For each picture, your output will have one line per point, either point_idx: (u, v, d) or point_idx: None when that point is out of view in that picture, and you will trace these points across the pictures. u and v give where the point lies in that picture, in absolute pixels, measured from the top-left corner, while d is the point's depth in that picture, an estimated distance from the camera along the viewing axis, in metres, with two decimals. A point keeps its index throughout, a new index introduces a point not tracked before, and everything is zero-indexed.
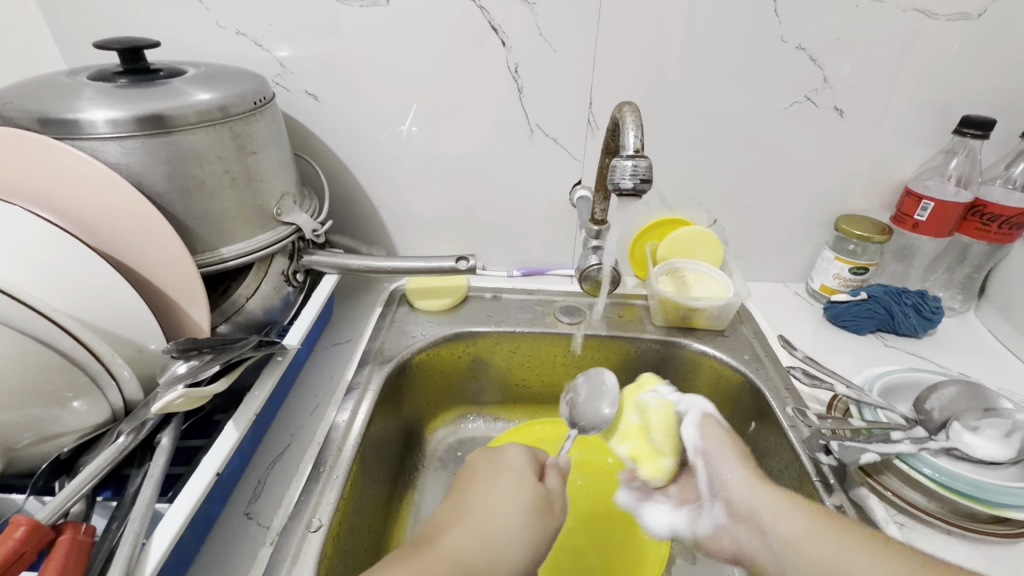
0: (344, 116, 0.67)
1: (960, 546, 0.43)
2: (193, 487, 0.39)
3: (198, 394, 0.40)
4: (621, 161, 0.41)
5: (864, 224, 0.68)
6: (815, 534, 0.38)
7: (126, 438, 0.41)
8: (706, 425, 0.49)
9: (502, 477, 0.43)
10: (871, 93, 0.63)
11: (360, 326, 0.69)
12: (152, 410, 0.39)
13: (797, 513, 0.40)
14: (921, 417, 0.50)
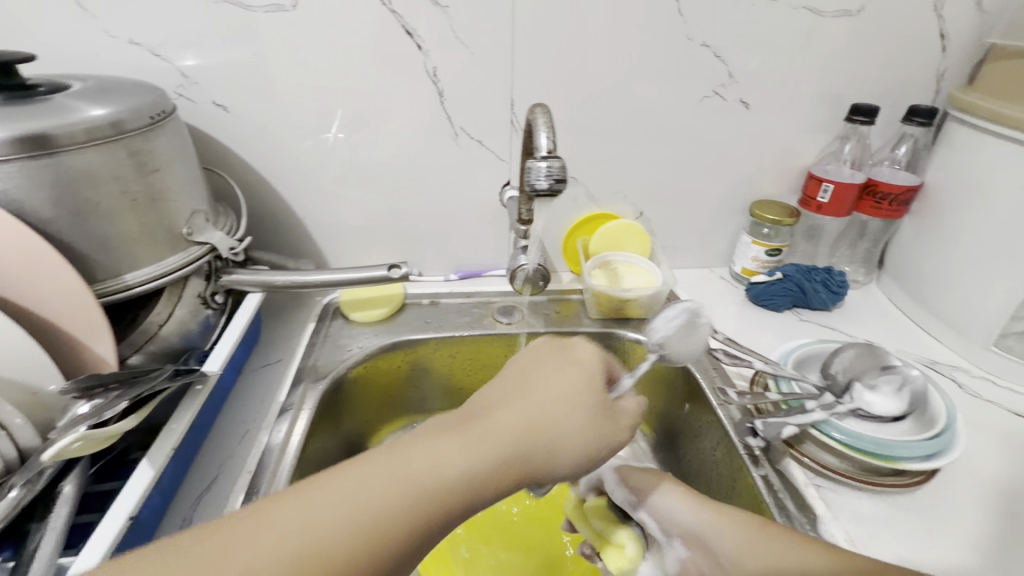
0: (258, 127, 0.65)
1: (871, 500, 0.47)
2: (102, 535, 0.37)
3: (100, 436, 0.38)
4: (535, 162, 0.42)
5: (774, 209, 0.73)
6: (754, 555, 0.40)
7: (20, 493, 0.37)
8: (629, 476, 0.48)
9: (568, 371, 0.39)
10: (772, 85, 0.68)
11: (291, 344, 0.66)
12: (44, 459, 0.37)
13: (735, 529, 0.41)
14: (828, 381, 0.54)
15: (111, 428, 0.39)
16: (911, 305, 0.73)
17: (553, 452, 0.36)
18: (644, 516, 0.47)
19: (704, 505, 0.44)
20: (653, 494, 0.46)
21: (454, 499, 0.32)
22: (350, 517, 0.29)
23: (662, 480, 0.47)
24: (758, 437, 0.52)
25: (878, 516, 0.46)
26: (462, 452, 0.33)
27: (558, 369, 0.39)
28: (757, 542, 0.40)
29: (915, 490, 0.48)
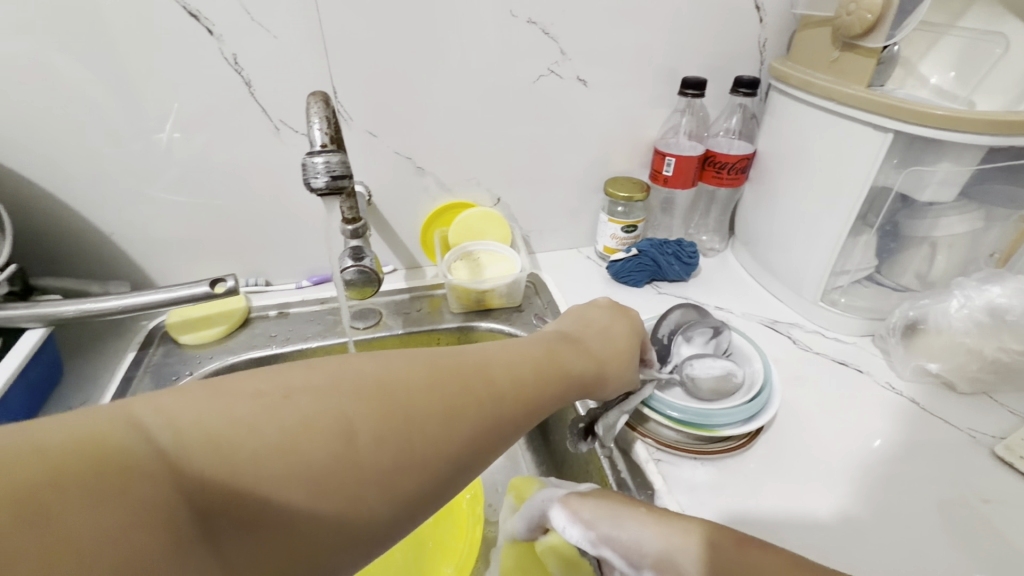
0: (23, 133, 0.55)
1: (704, 469, 0.48)
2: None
3: None
4: (310, 158, 0.37)
5: (626, 184, 0.74)
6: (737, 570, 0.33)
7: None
8: (575, 503, 0.41)
9: (624, 321, 0.50)
10: (606, 61, 0.67)
11: (106, 379, 0.58)
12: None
13: (706, 556, 0.34)
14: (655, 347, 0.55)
15: None
16: (756, 268, 0.77)
17: (520, 390, 0.37)
18: (603, 552, 0.39)
19: (674, 525, 0.36)
20: (620, 524, 0.38)
21: (426, 411, 0.32)
22: (326, 404, 0.29)
23: (611, 497, 0.41)
24: (589, 440, 0.51)
25: (708, 483, 0.47)
26: (437, 367, 0.34)
27: (609, 322, 0.49)
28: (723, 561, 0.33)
29: (742, 453, 0.50)
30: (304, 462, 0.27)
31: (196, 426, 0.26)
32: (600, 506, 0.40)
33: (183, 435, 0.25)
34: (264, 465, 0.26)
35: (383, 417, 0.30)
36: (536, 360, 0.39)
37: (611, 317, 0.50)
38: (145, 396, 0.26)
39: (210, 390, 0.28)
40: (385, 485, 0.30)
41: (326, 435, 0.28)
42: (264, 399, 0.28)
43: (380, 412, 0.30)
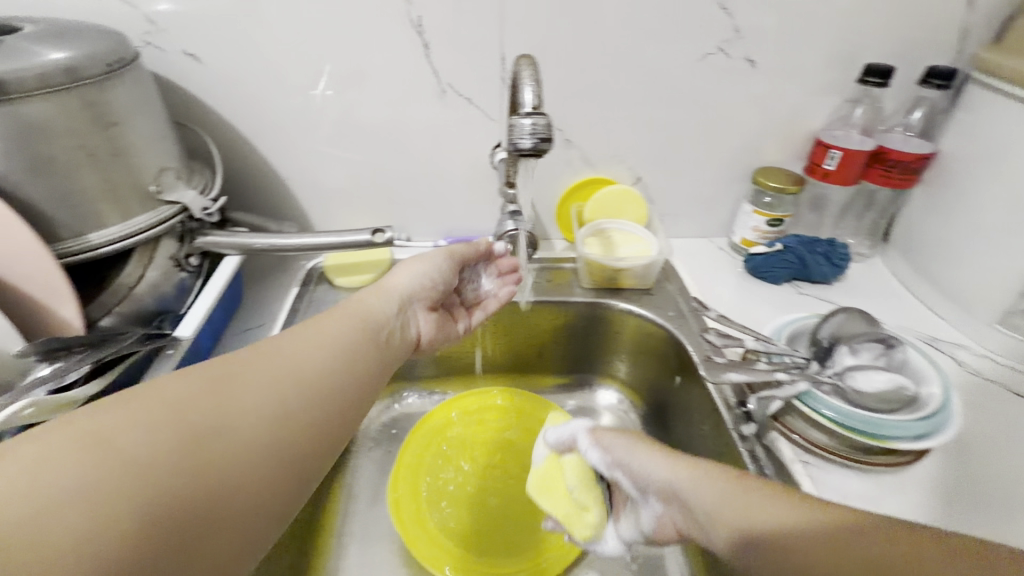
0: (232, 81, 0.61)
1: (858, 478, 0.46)
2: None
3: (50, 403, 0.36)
4: (519, 119, 0.38)
5: (778, 175, 0.70)
6: (730, 498, 0.35)
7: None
8: (598, 437, 0.47)
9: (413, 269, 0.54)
10: (781, 42, 0.63)
11: (275, 309, 0.65)
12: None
13: (710, 483, 0.36)
14: (813, 348, 0.53)
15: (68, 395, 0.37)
16: (915, 279, 0.70)
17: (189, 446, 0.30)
18: (617, 474, 0.44)
19: (684, 461, 0.39)
20: (634, 454, 0.43)
21: (208, 430, 0.32)
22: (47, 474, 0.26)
23: (631, 431, 0.45)
24: (751, 422, 0.49)
25: (863, 494, 0.45)
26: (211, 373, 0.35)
27: (408, 272, 0.53)
28: (726, 490, 0.35)
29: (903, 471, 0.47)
30: (143, 472, 0.28)
31: (34, 466, 0.26)
32: (614, 434, 0.46)
33: (76, 478, 0.26)
34: (125, 474, 0.27)
35: (169, 426, 0.31)
36: (342, 343, 0.43)
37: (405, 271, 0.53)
38: (1, 454, 0.26)
39: (61, 432, 0.28)
40: (289, 444, 0.35)
41: (111, 453, 0.28)
42: (161, 417, 0.31)
43: (180, 446, 0.30)
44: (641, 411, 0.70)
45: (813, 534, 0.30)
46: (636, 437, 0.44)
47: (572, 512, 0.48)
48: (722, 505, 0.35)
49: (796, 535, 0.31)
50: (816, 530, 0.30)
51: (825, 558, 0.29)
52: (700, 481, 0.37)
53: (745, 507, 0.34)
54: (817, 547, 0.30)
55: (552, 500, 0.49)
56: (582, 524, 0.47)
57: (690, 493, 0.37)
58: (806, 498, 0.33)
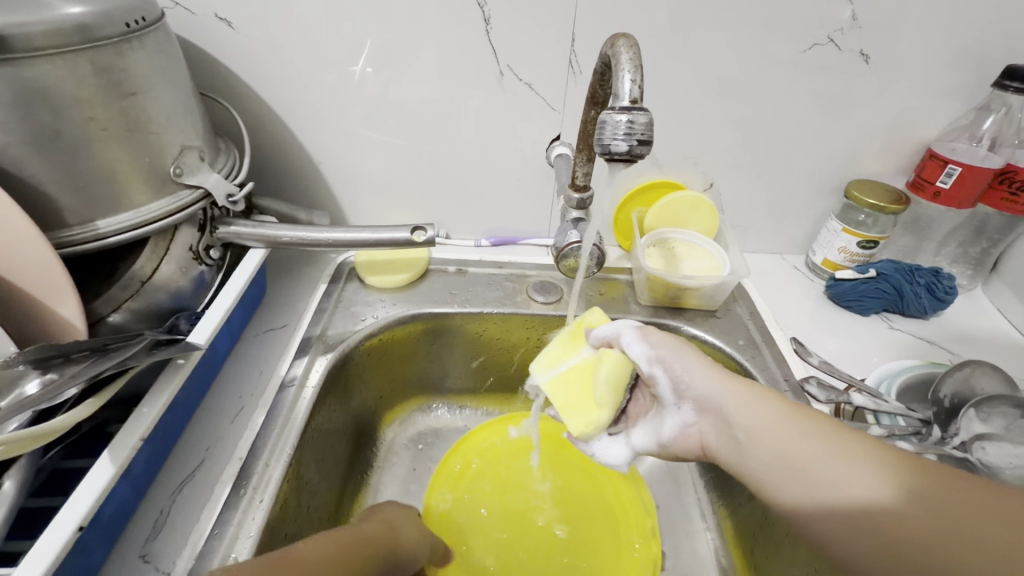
0: (267, 50, 0.54)
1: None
2: (51, 537, 0.30)
3: (31, 435, 0.29)
4: (613, 115, 0.31)
5: (877, 190, 0.60)
6: (779, 425, 0.38)
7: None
8: (647, 335, 0.44)
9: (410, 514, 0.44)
10: (902, 34, 0.54)
11: (300, 307, 0.59)
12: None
13: (765, 405, 0.39)
14: (931, 409, 0.44)
15: (53, 421, 0.30)
16: None
17: None
18: (654, 370, 0.43)
19: (734, 379, 0.41)
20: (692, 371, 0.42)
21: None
22: None
23: (682, 342, 0.44)
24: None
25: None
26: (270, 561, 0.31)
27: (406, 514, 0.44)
28: (787, 422, 0.37)
29: None
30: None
31: None
32: (668, 339, 0.44)
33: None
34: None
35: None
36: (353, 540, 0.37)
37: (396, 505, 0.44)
38: None
39: None
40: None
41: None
42: None
43: None
44: None
45: (861, 462, 0.34)
46: (672, 338, 0.44)
47: (583, 400, 0.43)
48: (781, 434, 0.37)
49: (849, 464, 0.34)
50: (861, 453, 0.34)
51: (867, 484, 0.33)
52: (751, 400, 0.39)
53: (808, 440, 0.36)
54: (854, 466, 0.34)
55: (565, 388, 0.44)
56: (583, 418, 0.42)
57: (745, 415, 0.39)
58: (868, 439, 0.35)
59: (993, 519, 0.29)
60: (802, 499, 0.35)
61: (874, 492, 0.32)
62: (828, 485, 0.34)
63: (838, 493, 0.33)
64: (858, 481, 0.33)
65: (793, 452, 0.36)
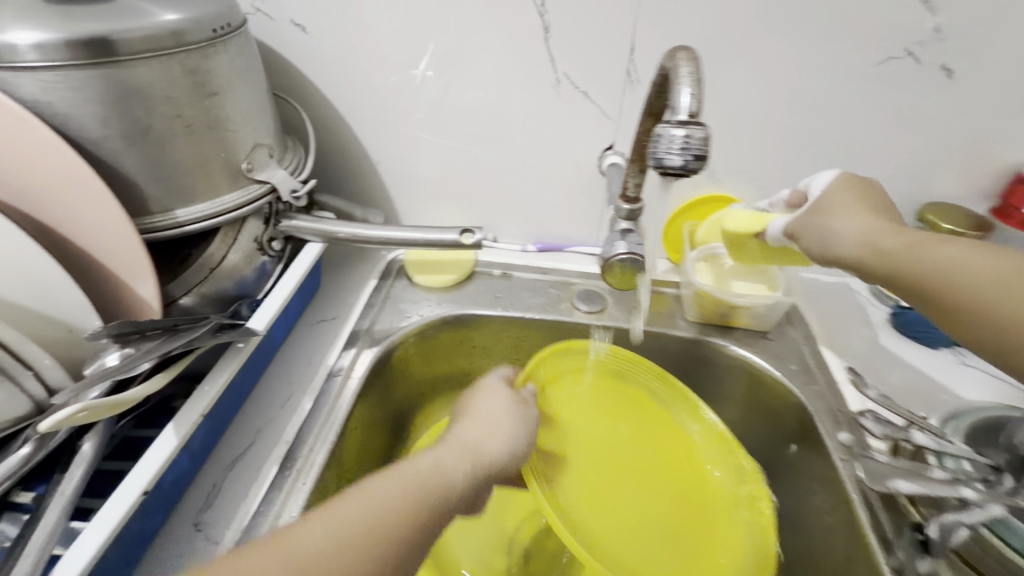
0: (336, 55, 0.57)
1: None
2: (118, 500, 0.33)
3: (107, 406, 0.31)
4: (668, 128, 0.31)
5: (953, 215, 0.56)
6: (920, 245, 0.38)
7: (31, 451, 0.32)
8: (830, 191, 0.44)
9: (510, 423, 0.41)
10: (993, 49, 0.50)
11: (351, 301, 0.61)
12: (39, 428, 0.30)
13: (906, 238, 0.39)
14: (1003, 457, 0.40)
15: (126, 396, 0.33)
16: None
17: None
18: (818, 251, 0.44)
19: (858, 206, 0.41)
20: (834, 224, 0.41)
21: None
22: None
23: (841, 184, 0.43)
24: (928, 556, 0.39)
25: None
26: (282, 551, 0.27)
27: (506, 428, 0.41)
28: (931, 246, 0.38)
29: None
30: None
31: None
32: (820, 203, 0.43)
33: None
34: None
35: None
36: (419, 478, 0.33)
37: (507, 414, 0.42)
38: None
39: None
40: None
41: None
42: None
43: None
44: None
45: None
46: (881, 198, 0.43)
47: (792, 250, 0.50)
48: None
49: (985, 260, 0.36)
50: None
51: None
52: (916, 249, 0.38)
53: (966, 253, 0.37)
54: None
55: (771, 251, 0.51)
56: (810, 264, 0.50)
57: (938, 267, 0.37)
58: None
59: None
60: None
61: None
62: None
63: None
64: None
65: (984, 294, 0.35)
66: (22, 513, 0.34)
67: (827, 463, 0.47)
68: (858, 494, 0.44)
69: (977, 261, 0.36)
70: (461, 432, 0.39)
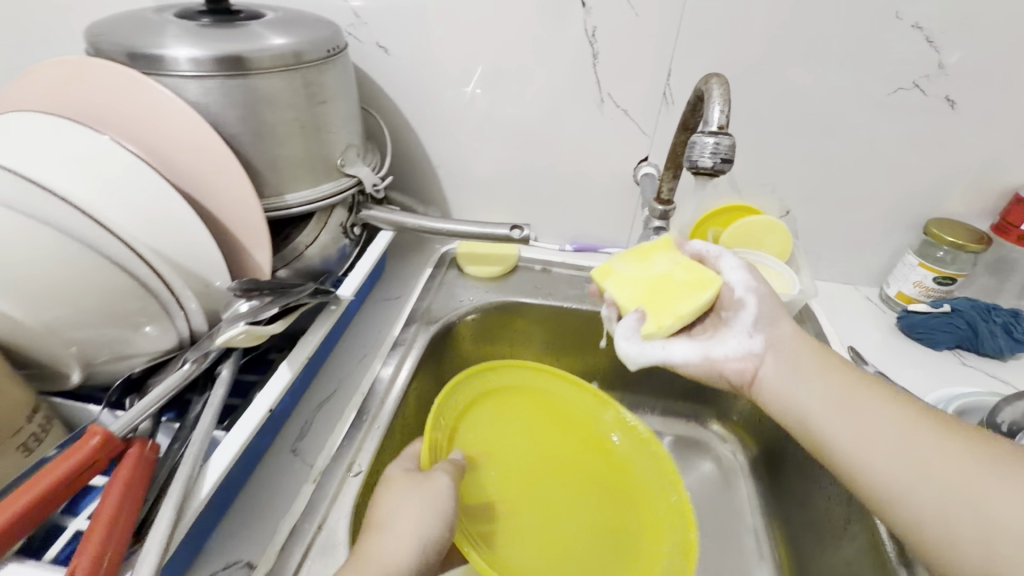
0: (411, 72, 0.66)
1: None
2: (252, 414, 0.41)
3: (258, 333, 0.41)
4: (703, 137, 0.38)
5: (958, 230, 0.62)
6: (838, 383, 0.41)
7: (190, 367, 0.41)
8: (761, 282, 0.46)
9: (417, 513, 0.40)
10: (991, 84, 0.57)
11: (410, 284, 0.70)
12: (216, 342, 0.41)
13: (811, 357, 0.43)
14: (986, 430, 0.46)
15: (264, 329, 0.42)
16: None
17: None
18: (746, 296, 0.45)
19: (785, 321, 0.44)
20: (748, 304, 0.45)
21: None
22: None
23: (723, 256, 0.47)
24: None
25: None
26: None
27: (416, 512, 0.40)
28: (843, 386, 0.41)
29: None
30: None
31: None
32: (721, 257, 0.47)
33: None
34: None
35: None
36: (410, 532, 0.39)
37: (404, 507, 0.40)
38: None
39: None
40: None
41: None
42: None
43: None
44: (752, 455, 0.66)
45: (850, 403, 0.39)
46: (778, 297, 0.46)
47: (658, 302, 0.43)
48: (794, 357, 0.43)
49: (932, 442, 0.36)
50: (919, 430, 0.37)
51: (855, 416, 0.39)
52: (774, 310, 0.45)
53: (893, 425, 0.37)
54: (814, 388, 0.41)
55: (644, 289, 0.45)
56: (657, 318, 0.42)
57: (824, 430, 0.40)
58: (932, 421, 0.37)
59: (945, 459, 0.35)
60: (777, 359, 0.43)
61: (887, 449, 0.37)
62: (756, 347, 0.44)
63: (794, 394, 0.42)
64: (814, 382, 0.41)
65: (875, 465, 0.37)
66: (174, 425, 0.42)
67: None
68: None
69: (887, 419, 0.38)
70: (374, 547, 0.38)
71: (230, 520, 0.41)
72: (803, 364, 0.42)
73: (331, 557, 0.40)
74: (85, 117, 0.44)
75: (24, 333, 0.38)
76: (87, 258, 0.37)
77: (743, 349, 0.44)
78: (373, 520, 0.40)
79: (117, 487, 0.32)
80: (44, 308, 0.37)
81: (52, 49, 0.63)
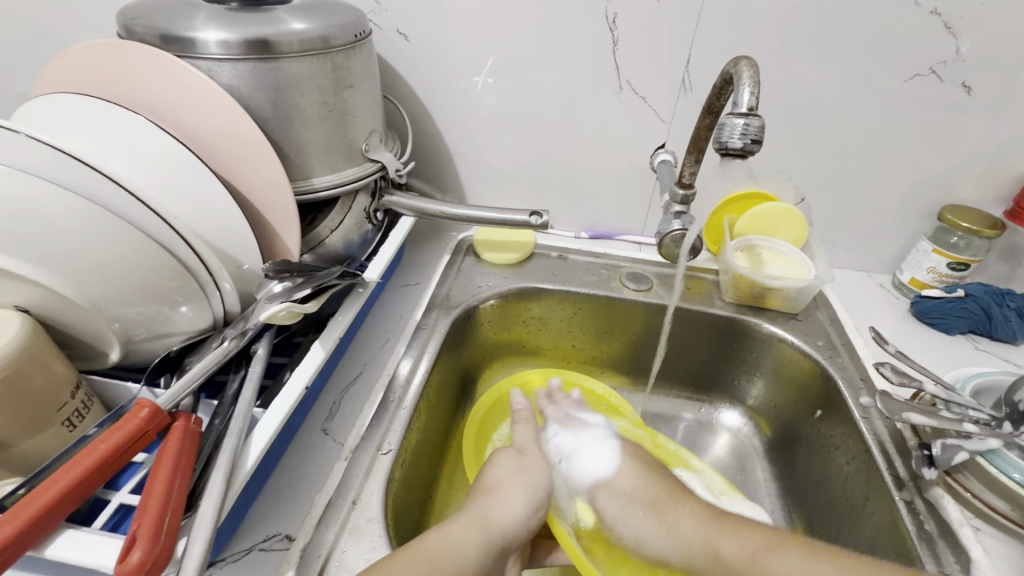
0: (430, 59, 0.67)
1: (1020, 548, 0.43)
2: (290, 389, 0.42)
3: (300, 310, 0.44)
4: (732, 119, 0.39)
5: (972, 215, 0.63)
6: (715, 532, 0.45)
7: (229, 344, 0.43)
8: (618, 478, 0.51)
9: (527, 489, 0.46)
10: (1008, 70, 0.58)
11: (429, 271, 0.70)
12: (260, 317, 0.43)
13: (690, 520, 0.46)
14: (1003, 409, 0.46)
15: (303, 307, 0.45)
16: None
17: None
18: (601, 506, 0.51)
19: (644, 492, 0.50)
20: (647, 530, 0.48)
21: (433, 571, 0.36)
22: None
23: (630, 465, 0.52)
24: (933, 467, 0.46)
25: None
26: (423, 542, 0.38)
27: (521, 487, 0.46)
28: (723, 535, 0.44)
29: None
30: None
31: None
32: (634, 458, 0.53)
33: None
34: None
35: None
36: (516, 486, 0.46)
37: (511, 481, 0.46)
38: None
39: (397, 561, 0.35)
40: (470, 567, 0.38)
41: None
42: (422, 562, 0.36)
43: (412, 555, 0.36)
44: (767, 438, 0.67)
45: (705, 522, 0.46)
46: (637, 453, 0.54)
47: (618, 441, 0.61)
48: (637, 482, 0.50)
49: (803, 564, 0.39)
50: (791, 550, 0.40)
51: (817, 569, 0.38)
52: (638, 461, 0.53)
53: (789, 556, 0.40)
54: (662, 536, 0.47)
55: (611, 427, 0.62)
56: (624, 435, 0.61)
57: None
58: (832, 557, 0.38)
59: (789, 560, 0.39)
60: (641, 530, 0.49)
61: None
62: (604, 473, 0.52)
63: (737, 562, 0.42)
64: (696, 527, 0.46)
65: None
66: (212, 402, 0.44)
67: (848, 424, 0.54)
68: (876, 445, 0.50)
69: (767, 547, 0.41)
70: (488, 506, 0.43)
71: (268, 494, 0.43)
72: (689, 531, 0.46)
73: (366, 532, 0.40)
74: (123, 101, 0.46)
75: (73, 307, 0.39)
76: (128, 235, 0.38)
77: (640, 541, 0.49)
78: (483, 485, 0.46)
79: (168, 458, 0.34)
80: (91, 285, 0.38)
81: (77, 36, 0.64)
